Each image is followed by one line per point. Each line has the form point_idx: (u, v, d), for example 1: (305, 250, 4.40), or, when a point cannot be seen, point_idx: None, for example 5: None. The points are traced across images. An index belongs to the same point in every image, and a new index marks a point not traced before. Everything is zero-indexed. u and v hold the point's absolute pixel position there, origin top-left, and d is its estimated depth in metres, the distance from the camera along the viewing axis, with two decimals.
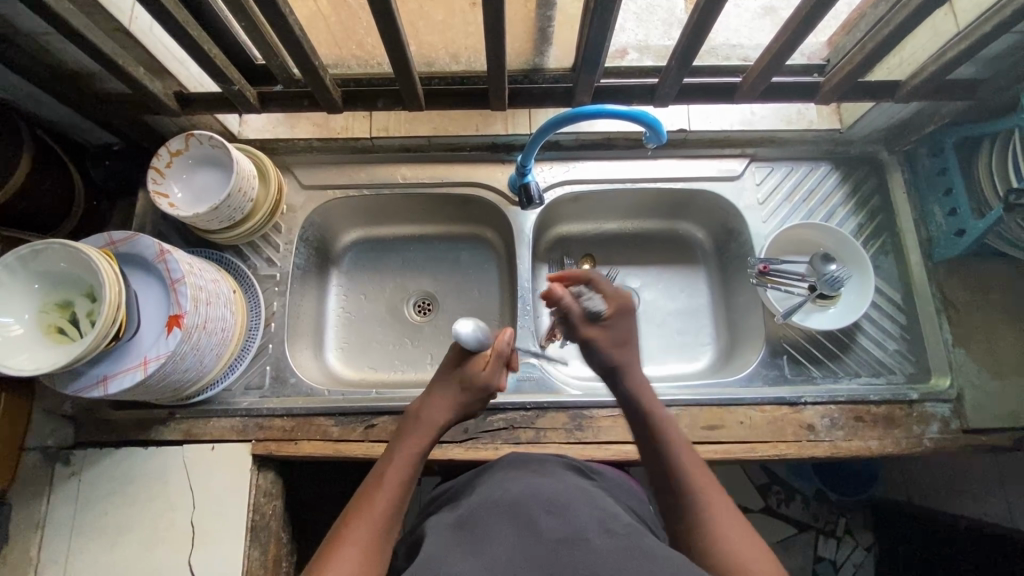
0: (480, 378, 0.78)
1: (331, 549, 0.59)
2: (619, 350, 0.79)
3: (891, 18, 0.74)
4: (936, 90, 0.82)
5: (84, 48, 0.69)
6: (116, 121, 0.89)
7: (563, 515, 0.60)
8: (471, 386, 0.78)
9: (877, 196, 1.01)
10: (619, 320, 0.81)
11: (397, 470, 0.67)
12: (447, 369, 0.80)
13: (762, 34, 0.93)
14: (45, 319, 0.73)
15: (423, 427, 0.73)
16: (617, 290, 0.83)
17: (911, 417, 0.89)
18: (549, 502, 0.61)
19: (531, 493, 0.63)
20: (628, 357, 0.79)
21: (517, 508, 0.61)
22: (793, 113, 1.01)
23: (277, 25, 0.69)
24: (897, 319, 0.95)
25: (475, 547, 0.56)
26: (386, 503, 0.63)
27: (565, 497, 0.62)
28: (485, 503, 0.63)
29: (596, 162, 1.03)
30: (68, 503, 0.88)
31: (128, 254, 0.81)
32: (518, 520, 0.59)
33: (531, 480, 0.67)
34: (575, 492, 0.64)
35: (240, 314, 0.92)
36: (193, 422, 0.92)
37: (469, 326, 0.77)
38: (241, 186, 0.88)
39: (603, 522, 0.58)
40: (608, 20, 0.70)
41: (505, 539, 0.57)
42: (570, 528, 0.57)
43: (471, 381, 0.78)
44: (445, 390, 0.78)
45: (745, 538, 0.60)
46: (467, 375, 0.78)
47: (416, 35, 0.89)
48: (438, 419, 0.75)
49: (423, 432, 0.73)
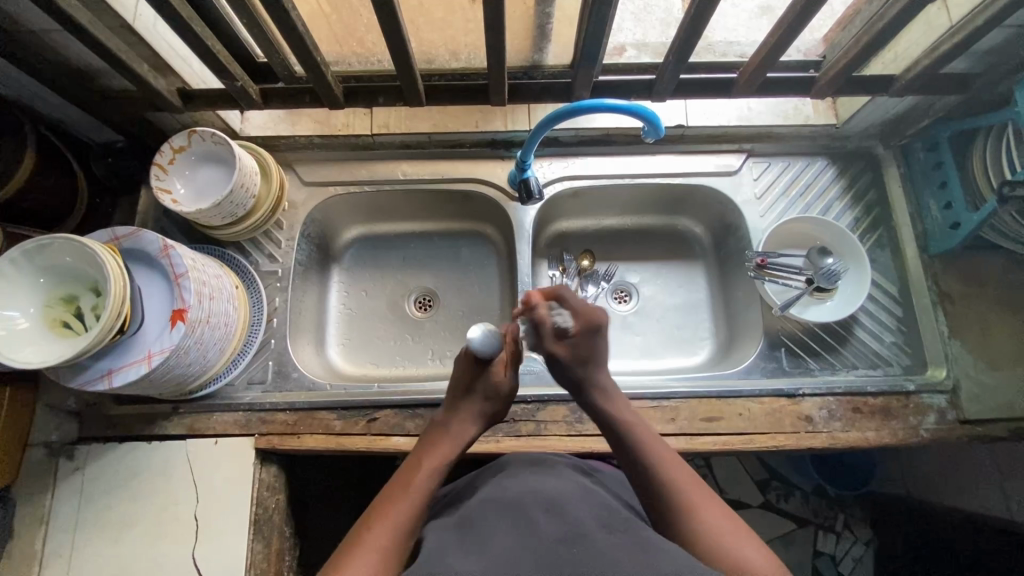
0: (504, 383, 0.80)
1: (349, 552, 0.60)
2: (580, 365, 0.80)
3: (884, 13, 0.75)
4: (930, 84, 0.83)
5: (89, 44, 0.70)
6: (119, 118, 0.90)
7: (563, 514, 0.61)
8: (495, 393, 0.80)
9: (873, 191, 1.02)
10: (584, 339, 0.80)
11: (419, 477, 0.68)
12: (462, 383, 0.81)
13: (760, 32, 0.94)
14: (50, 313, 0.74)
15: (449, 439, 0.75)
16: (586, 308, 0.82)
17: (908, 408, 0.90)
18: (547, 502, 0.63)
19: (529, 493, 0.64)
20: (593, 372, 0.81)
21: (517, 508, 0.62)
22: (790, 109, 1.02)
23: (281, 21, 0.70)
24: (893, 312, 0.96)
25: (476, 543, 0.57)
26: (408, 509, 0.64)
27: (564, 498, 0.64)
28: (485, 504, 0.64)
29: (595, 158, 1.04)
30: (71, 498, 0.88)
31: (132, 250, 0.82)
32: (517, 519, 0.60)
33: (530, 481, 0.68)
34: (574, 492, 0.66)
35: (243, 309, 0.93)
36: (196, 418, 0.93)
37: (482, 331, 0.79)
38: (243, 182, 0.89)
39: (603, 521, 0.60)
40: (606, 14, 0.71)
41: (506, 534, 0.58)
42: (570, 524, 0.58)
43: (498, 390, 0.80)
44: (469, 403, 0.79)
45: (736, 532, 0.60)
46: (489, 384, 0.80)
47: (416, 33, 0.90)
48: (466, 430, 0.77)
49: (450, 443, 0.74)
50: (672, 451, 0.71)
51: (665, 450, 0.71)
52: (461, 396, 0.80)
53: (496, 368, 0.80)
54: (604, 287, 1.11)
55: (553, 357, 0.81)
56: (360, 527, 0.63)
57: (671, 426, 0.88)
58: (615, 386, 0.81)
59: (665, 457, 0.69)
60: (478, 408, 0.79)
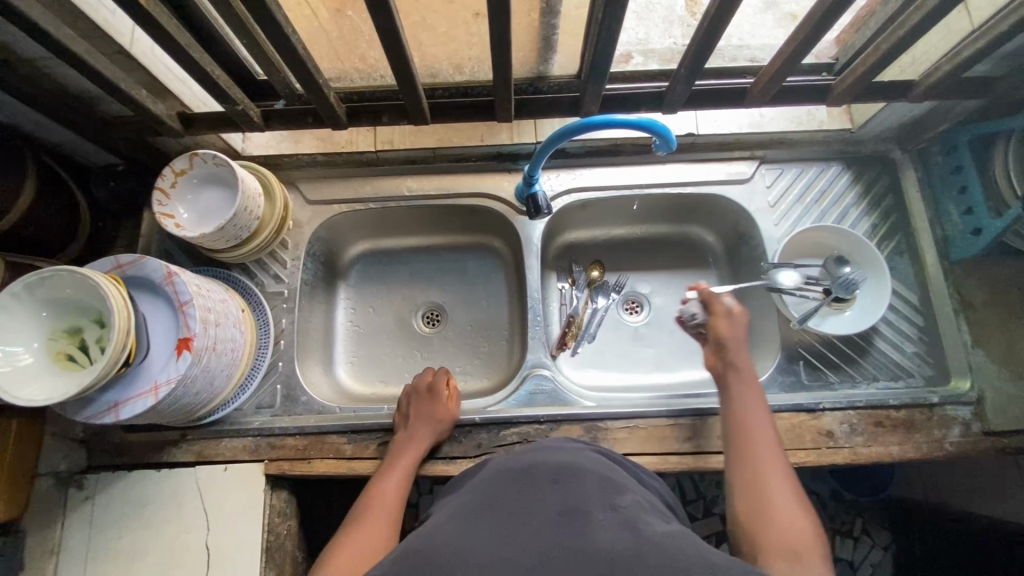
0: (445, 409, 0.89)
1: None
2: (733, 370, 0.81)
3: (903, 19, 0.73)
4: (951, 89, 0.80)
5: (86, 74, 0.69)
6: (119, 142, 0.89)
7: (572, 486, 0.62)
8: (440, 419, 0.88)
9: (891, 195, 0.99)
10: (726, 321, 0.85)
11: (379, 509, 0.78)
12: (409, 411, 0.88)
13: (764, 30, 0.91)
14: (53, 346, 0.73)
15: (403, 457, 0.84)
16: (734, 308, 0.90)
17: (932, 420, 0.88)
18: (559, 472, 0.64)
19: (540, 463, 0.66)
20: (750, 377, 0.80)
21: (527, 476, 0.64)
22: (803, 115, 1.00)
23: (280, 45, 0.68)
24: (914, 321, 0.94)
25: (480, 511, 0.60)
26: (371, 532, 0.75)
27: (571, 469, 0.65)
28: (502, 486, 0.64)
29: (603, 168, 1.02)
30: (82, 529, 0.87)
31: (135, 277, 0.80)
32: (521, 487, 0.62)
33: (546, 453, 0.70)
34: (589, 465, 0.67)
35: (250, 332, 0.92)
36: (206, 443, 0.91)
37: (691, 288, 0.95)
38: (246, 205, 0.87)
39: (610, 497, 0.61)
40: (615, 31, 0.69)
41: (510, 503, 0.60)
42: (575, 496, 0.60)
43: (438, 415, 0.88)
44: (422, 426, 0.86)
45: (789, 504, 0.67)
46: (430, 410, 0.88)
47: (419, 47, 0.88)
48: (420, 449, 0.85)
49: (402, 468, 0.83)
50: (792, 482, 0.69)
51: (791, 492, 0.68)
52: (409, 421, 0.87)
53: (440, 400, 0.89)
54: (615, 297, 1.08)
55: (724, 333, 0.84)
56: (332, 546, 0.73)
57: (688, 445, 0.87)
58: (764, 418, 0.76)
59: (784, 510, 0.66)
60: (429, 429, 0.86)
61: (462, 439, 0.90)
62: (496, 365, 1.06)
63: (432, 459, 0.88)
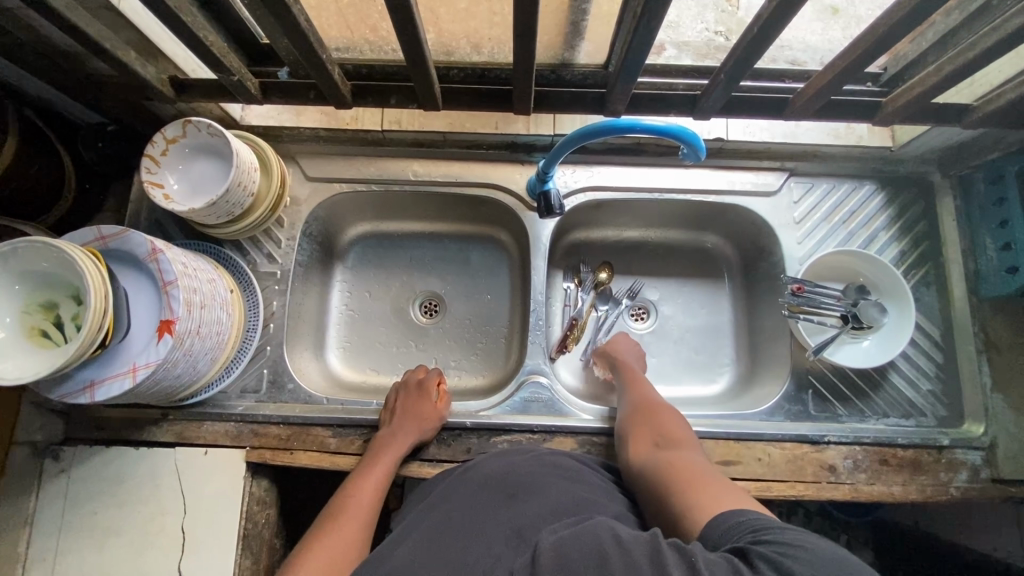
0: (437, 410, 0.86)
1: None
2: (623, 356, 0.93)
3: (972, 40, 0.66)
4: (1010, 119, 0.74)
5: (66, 30, 0.63)
6: (108, 102, 0.83)
7: (542, 518, 0.61)
8: (430, 419, 0.84)
9: (924, 223, 0.93)
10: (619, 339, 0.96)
11: (354, 519, 0.74)
12: (397, 407, 0.85)
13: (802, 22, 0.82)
14: (28, 321, 0.68)
15: (384, 456, 0.81)
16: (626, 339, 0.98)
17: (939, 463, 0.84)
18: (534, 502, 0.63)
19: (510, 477, 0.68)
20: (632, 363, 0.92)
21: (496, 497, 0.65)
22: (841, 128, 0.94)
23: (282, 18, 0.63)
24: (933, 356, 0.89)
25: (449, 543, 0.59)
26: (346, 540, 0.72)
27: (547, 486, 0.66)
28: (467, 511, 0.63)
29: (622, 167, 0.96)
30: (56, 501, 0.85)
31: (119, 251, 0.75)
32: (491, 502, 0.65)
33: (517, 472, 0.69)
34: (569, 495, 0.65)
35: (237, 315, 0.87)
36: (186, 425, 0.88)
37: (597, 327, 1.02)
38: (241, 180, 0.82)
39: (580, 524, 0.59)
40: (653, 30, 0.63)
41: (476, 522, 0.62)
42: (538, 518, 0.61)
43: (428, 415, 0.84)
44: (408, 424, 0.82)
45: (675, 418, 0.79)
46: (420, 408, 0.84)
47: (435, 24, 0.80)
48: (405, 451, 0.81)
49: (383, 468, 0.80)
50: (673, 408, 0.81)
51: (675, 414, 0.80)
52: (394, 417, 0.84)
53: (428, 392, 0.87)
54: (626, 304, 1.03)
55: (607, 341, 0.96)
56: (299, 553, 0.70)
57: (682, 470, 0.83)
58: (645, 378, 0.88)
59: (670, 423, 0.77)
60: (416, 429, 0.83)
61: (450, 442, 0.86)
62: (492, 362, 1.02)
63: (418, 461, 0.85)
